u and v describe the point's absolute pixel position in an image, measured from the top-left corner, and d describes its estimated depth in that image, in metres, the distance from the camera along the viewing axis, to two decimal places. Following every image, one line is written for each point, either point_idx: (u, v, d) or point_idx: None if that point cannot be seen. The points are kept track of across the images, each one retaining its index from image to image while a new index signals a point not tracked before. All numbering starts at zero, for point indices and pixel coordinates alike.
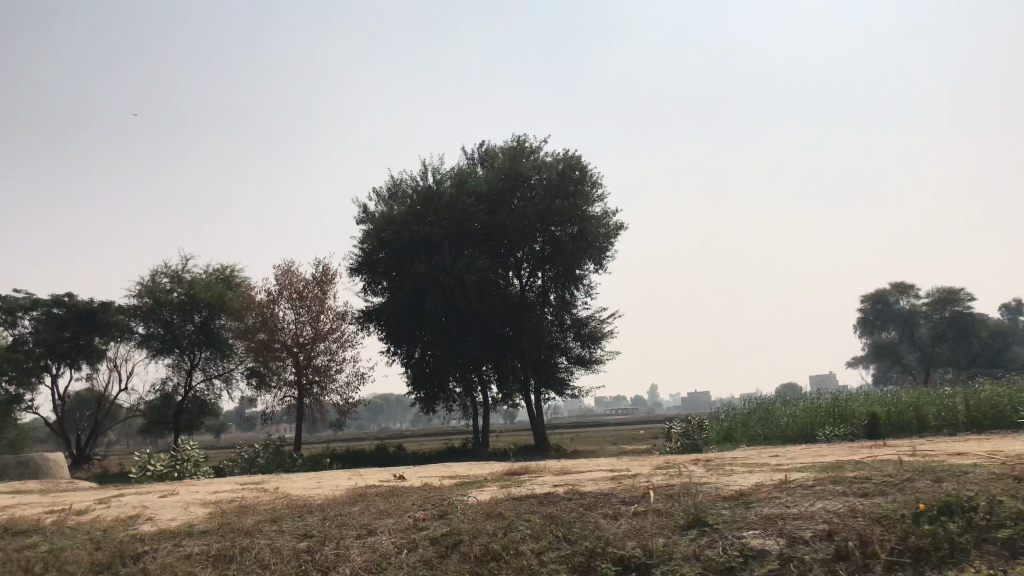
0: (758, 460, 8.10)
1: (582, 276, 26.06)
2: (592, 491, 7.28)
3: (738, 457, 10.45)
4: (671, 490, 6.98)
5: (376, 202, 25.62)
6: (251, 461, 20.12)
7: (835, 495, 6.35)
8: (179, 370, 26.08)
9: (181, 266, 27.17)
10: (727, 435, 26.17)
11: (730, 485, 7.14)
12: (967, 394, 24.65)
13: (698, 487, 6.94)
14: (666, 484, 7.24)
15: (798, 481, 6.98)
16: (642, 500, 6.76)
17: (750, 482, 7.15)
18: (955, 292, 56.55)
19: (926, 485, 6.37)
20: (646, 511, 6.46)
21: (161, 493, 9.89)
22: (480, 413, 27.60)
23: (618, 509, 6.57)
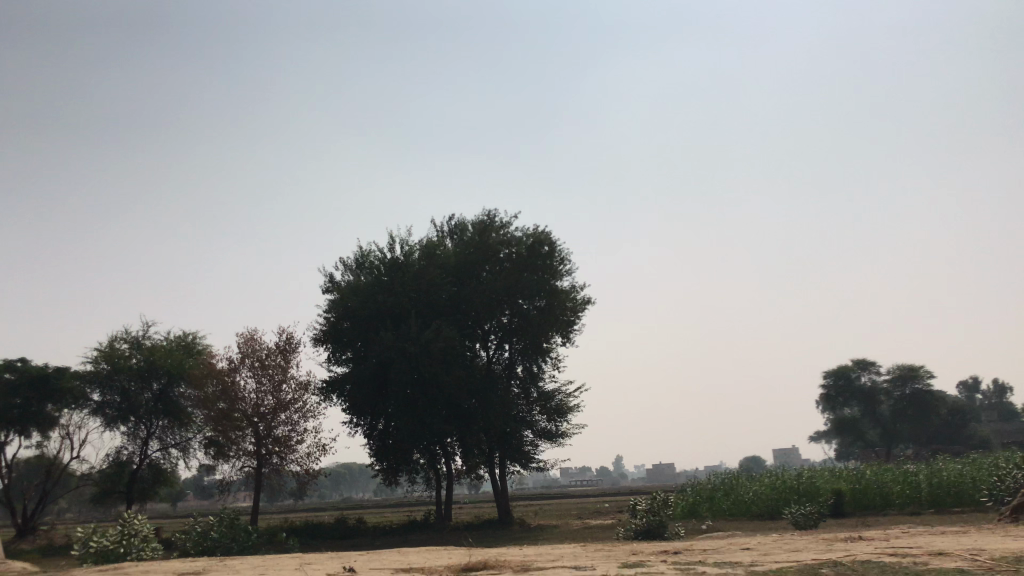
0: (723, 544, 7.93)
1: (549, 350, 26.04)
2: (554, 568, 7.05)
3: (703, 541, 10.25)
4: (634, 565, 6.79)
5: (342, 272, 25.44)
6: (204, 535, 19.38)
7: (796, 563, 6.23)
8: (135, 438, 25.34)
9: (142, 332, 26.67)
10: (692, 510, 25.87)
11: (692, 561, 6.96)
12: (930, 471, 24.72)
13: (660, 564, 6.76)
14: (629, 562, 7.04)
15: (762, 557, 6.83)
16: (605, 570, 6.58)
17: (713, 559, 6.98)
18: (916, 370, 57.96)
19: (890, 560, 6.27)
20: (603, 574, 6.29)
21: None
22: (442, 486, 27.09)
23: None
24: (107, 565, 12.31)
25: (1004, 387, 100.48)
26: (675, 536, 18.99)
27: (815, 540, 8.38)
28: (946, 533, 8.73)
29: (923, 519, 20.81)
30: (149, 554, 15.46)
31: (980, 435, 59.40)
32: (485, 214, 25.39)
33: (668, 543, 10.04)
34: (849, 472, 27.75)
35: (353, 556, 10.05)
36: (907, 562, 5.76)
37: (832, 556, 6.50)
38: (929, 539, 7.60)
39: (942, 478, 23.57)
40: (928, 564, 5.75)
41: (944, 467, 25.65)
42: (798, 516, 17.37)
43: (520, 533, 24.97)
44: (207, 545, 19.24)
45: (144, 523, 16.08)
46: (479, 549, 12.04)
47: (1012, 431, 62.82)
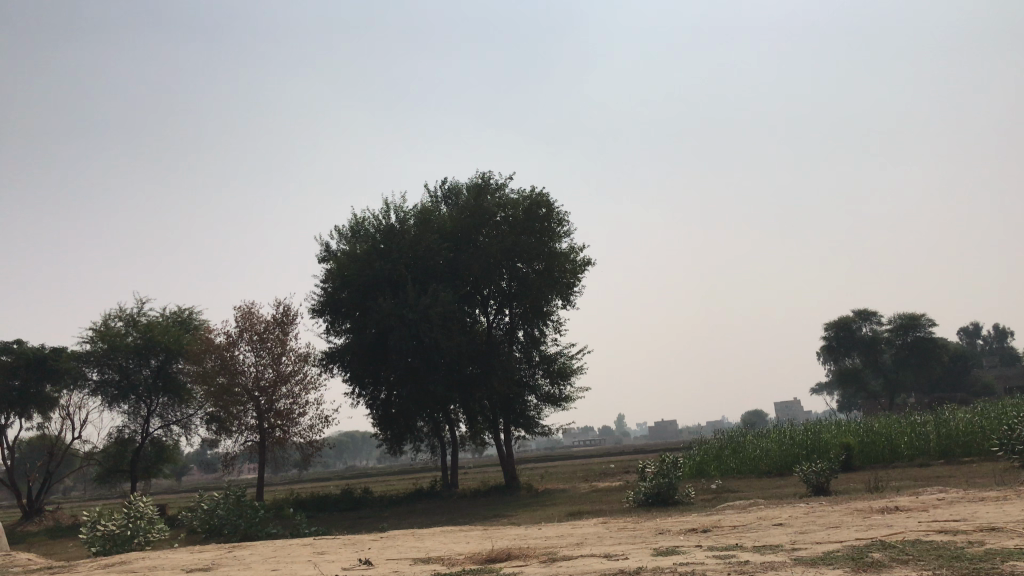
0: (755, 522, 7.51)
1: (550, 313, 25.67)
2: (581, 558, 6.63)
3: (726, 511, 9.87)
4: (667, 552, 6.37)
5: (338, 240, 24.88)
6: (211, 513, 19.08)
7: (844, 546, 5.81)
8: (135, 416, 25.00)
9: (137, 309, 26.19)
10: (700, 469, 25.67)
11: (729, 544, 6.53)
12: (939, 421, 24.49)
13: (696, 550, 6.33)
14: (660, 548, 6.61)
15: (803, 538, 6.41)
16: (637, 561, 6.15)
17: (749, 541, 6.56)
18: (918, 318, 57.68)
19: (942, 537, 5.86)
20: (640, 568, 5.86)
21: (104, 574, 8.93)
22: (448, 452, 26.86)
23: (612, 567, 5.95)
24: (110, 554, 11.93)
25: (1005, 332, 100.44)
26: (686, 498, 18.73)
27: (847, 511, 7.96)
28: (980, 494, 8.35)
29: (934, 470, 20.59)
30: (154, 537, 15.11)
31: (982, 380, 59.38)
32: (479, 176, 24.82)
33: (688, 517, 9.62)
34: (856, 425, 27.49)
35: (364, 541, 9.63)
36: (968, 547, 5.34)
37: (880, 536, 6.05)
38: (970, 507, 7.18)
39: (952, 428, 23.33)
40: (989, 547, 5.34)
41: (953, 415, 25.45)
42: (810, 474, 17.09)
43: (529, 498, 24.74)
44: (214, 523, 18.94)
45: (147, 505, 15.72)
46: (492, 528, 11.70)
47: (1013, 375, 62.86)
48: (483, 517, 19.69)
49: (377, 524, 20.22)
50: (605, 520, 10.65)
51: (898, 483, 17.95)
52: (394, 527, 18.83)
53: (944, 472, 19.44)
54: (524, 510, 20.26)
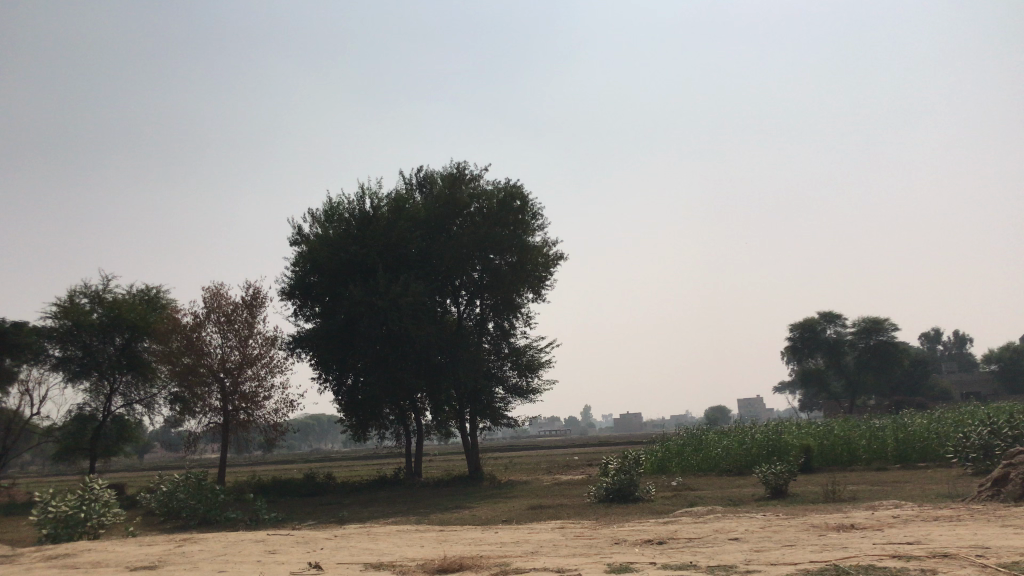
0: (711, 537, 7.63)
1: (520, 305, 25.75)
2: (536, 571, 6.68)
3: (682, 519, 10.00)
4: (621, 569, 6.44)
5: (311, 223, 24.58)
6: (170, 496, 18.93)
7: (797, 570, 5.92)
8: (97, 394, 24.68)
9: (101, 286, 25.82)
10: (661, 465, 25.94)
11: (683, 561, 6.63)
12: (898, 425, 24.92)
13: (651, 568, 6.41)
14: (615, 565, 6.68)
15: (757, 556, 6.52)
16: None
17: (703, 558, 6.66)
18: (881, 322, 58.57)
19: (893, 564, 5.99)
20: None
21: (50, 568, 8.77)
22: (412, 440, 26.86)
23: None
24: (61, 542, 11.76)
25: (965, 339, 102.31)
26: (646, 494, 18.93)
27: (802, 525, 8.12)
28: (929, 510, 8.54)
29: (890, 474, 20.99)
30: (110, 520, 14.93)
31: (941, 384, 60.51)
32: (454, 166, 24.76)
33: (644, 526, 9.71)
34: (816, 426, 27.91)
35: (319, 540, 9.59)
36: None
37: (834, 560, 6.17)
38: (922, 526, 7.32)
39: (909, 433, 23.76)
40: None
41: (910, 421, 25.93)
42: (768, 476, 17.34)
43: (491, 490, 24.84)
44: (173, 506, 18.78)
45: (104, 488, 15.49)
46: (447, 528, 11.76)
47: (971, 380, 64.11)
48: (444, 508, 19.74)
49: (338, 512, 20.21)
50: (563, 525, 10.72)
51: (854, 486, 18.28)
52: (355, 515, 18.81)
53: (898, 476, 19.82)
54: (485, 503, 20.33)
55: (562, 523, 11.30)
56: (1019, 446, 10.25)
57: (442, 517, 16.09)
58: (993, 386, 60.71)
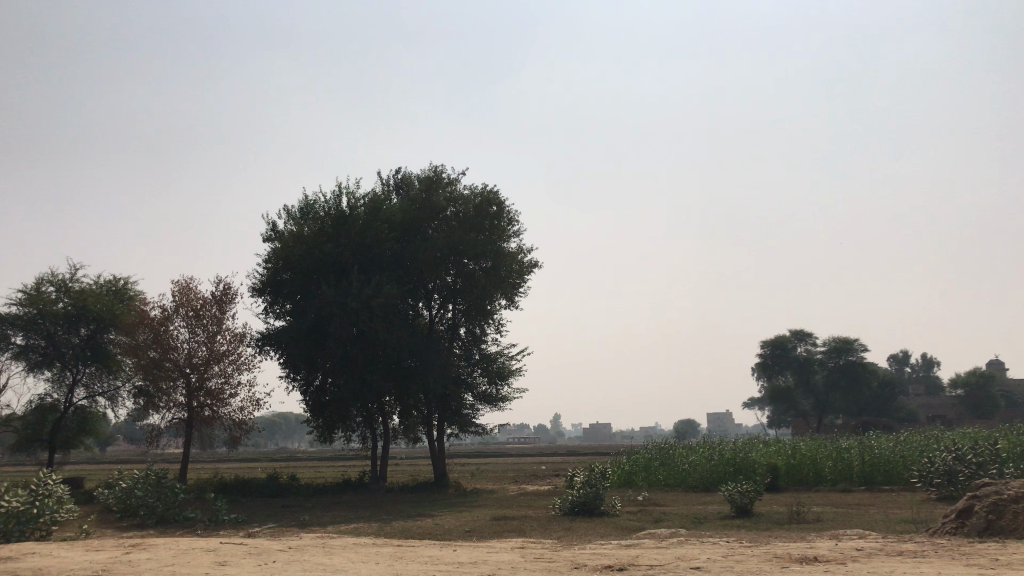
0: (672, 565, 7.50)
1: (493, 312, 25.60)
2: None
3: (645, 542, 9.88)
4: None
5: (286, 220, 24.22)
6: (127, 493, 18.52)
7: None
8: (60, 385, 24.18)
9: (69, 275, 25.34)
10: (628, 478, 25.87)
11: None
12: (864, 447, 25.01)
13: None
14: None
15: None
16: None
17: None
18: (851, 342, 59.04)
19: None
20: None
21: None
22: (378, 444, 26.59)
23: None
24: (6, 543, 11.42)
25: (932, 362, 103.55)
26: (611, 508, 18.79)
27: (765, 554, 8.01)
28: (893, 543, 8.45)
29: (854, 496, 21.02)
30: (62, 517, 14.49)
31: (907, 406, 61.08)
32: (432, 169, 24.58)
33: (606, 550, 9.57)
34: (784, 445, 27.99)
35: (272, 551, 9.36)
36: None
37: None
38: (885, 562, 7.23)
39: (875, 455, 23.84)
40: None
41: (877, 443, 26.05)
42: (734, 494, 17.29)
43: (455, 498, 24.62)
44: (130, 504, 18.34)
45: (57, 486, 15.01)
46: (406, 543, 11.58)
47: (937, 404, 64.77)
48: (407, 515, 19.49)
49: (299, 515, 19.89)
50: (524, 545, 10.56)
51: (818, 508, 18.27)
52: (316, 520, 18.48)
53: (863, 499, 19.86)
54: (449, 511, 20.10)
55: (523, 542, 11.15)
56: (984, 479, 10.24)
57: (404, 525, 15.86)
58: (959, 411, 61.35)
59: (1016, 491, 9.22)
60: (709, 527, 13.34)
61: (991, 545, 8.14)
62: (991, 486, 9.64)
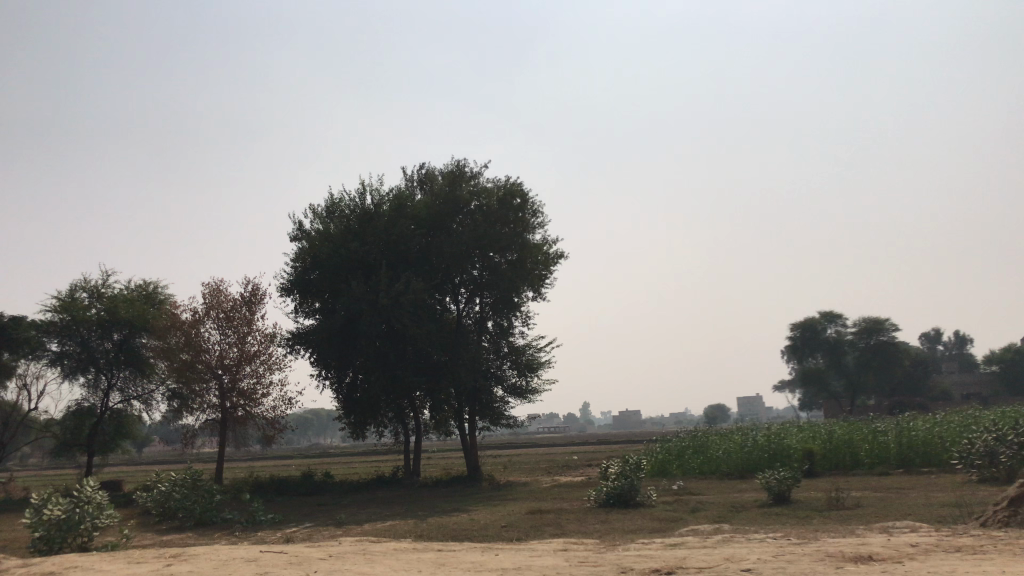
0: (721, 567, 7.38)
1: (521, 304, 25.50)
2: None
3: (688, 541, 9.76)
4: None
5: (312, 219, 24.23)
6: (166, 496, 18.65)
7: None
8: (95, 389, 24.38)
9: (101, 281, 25.59)
10: (661, 467, 25.73)
11: None
12: (900, 429, 24.68)
13: None
14: None
15: None
16: None
17: None
18: (881, 323, 58.21)
19: None
20: None
21: None
22: (411, 439, 26.63)
23: None
24: (50, 556, 11.51)
25: (966, 339, 102.18)
26: (647, 498, 18.67)
27: (816, 552, 7.87)
28: (946, 536, 8.26)
29: (892, 480, 20.75)
30: (103, 522, 14.62)
31: (941, 385, 60.34)
32: (455, 163, 24.47)
33: (650, 551, 9.47)
34: (818, 429, 27.72)
35: (314, 561, 9.36)
36: None
37: None
38: (942, 559, 7.04)
39: (912, 437, 23.50)
40: None
41: (914, 424, 25.72)
42: (771, 482, 17.12)
43: (490, 491, 24.62)
44: (169, 506, 18.48)
45: (97, 491, 15.15)
46: (445, 546, 11.59)
47: (971, 381, 63.95)
48: (442, 511, 19.48)
49: (336, 514, 19.95)
50: (565, 547, 10.50)
51: (857, 493, 18.05)
52: (352, 518, 18.52)
53: (903, 483, 19.59)
54: (484, 505, 20.07)
55: (564, 543, 11.09)
56: None
57: (439, 521, 15.87)
58: (994, 388, 60.54)
59: None
60: (749, 516, 13.22)
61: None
62: None
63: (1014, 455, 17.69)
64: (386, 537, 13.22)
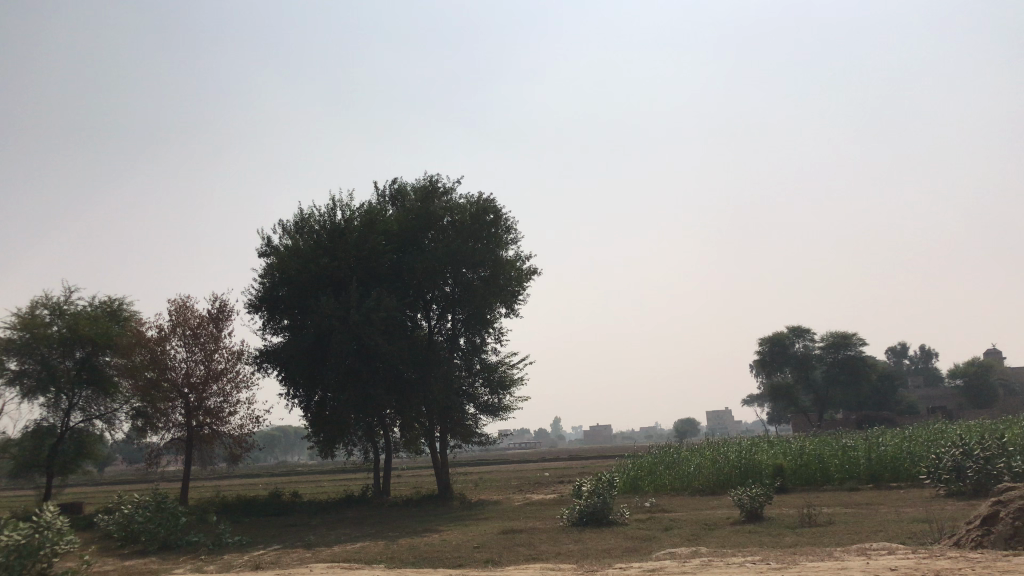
0: None
1: (493, 320, 25.36)
2: None
3: (668, 566, 9.60)
4: None
5: (281, 235, 23.91)
6: (129, 519, 18.16)
7: None
8: (56, 409, 23.76)
9: (62, 298, 25.02)
10: (633, 484, 25.61)
11: None
12: (870, 444, 24.81)
13: None
14: None
15: None
16: None
17: None
18: (849, 336, 59.15)
19: None
20: None
21: None
22: (381, 458, 26.29)
23: None
24: None
25: (930, 353, 103.64)
26: (620, 516, 18.54)
27: None
28: (926, 559, 8.20)
29: (863, 495, 20.81)
30: (62, 548, 14.18)
31: (907, 399, 61.00)
32: (427, 179, 24.33)
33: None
34: (788, 444, 27.81)
35: None
36: None
37: None
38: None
39: (882, 452, 23.62)
40: None
41: (882, 439, 25.88)
42: (744, 499, 17.06)
43: (461, 510, 24.36)
44: (132, 530, 17.99)
45: (56, 516, 14.69)
46: (418, 571, 11.35)
47: (936, 394, 64.74)
48: (413, 532, 19.19)
49: (305, 535, 19.57)
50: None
51: (829, 509, 18.05)
52: (321, 539, 18.17)
53: (874, 498, 19.65)
54: (456, 525, 19.81)
55: (540, 569, 10.92)
56: (1006, 483, 10.10)
57: (410, 543, 15.59)
58: (958, 401, 61.30)
59: None
60: (723, 534, 13.14)
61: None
62: (1017, 491, 9.47)
63: (981, 469, 17.82)
64: (356, 561, 12.95)
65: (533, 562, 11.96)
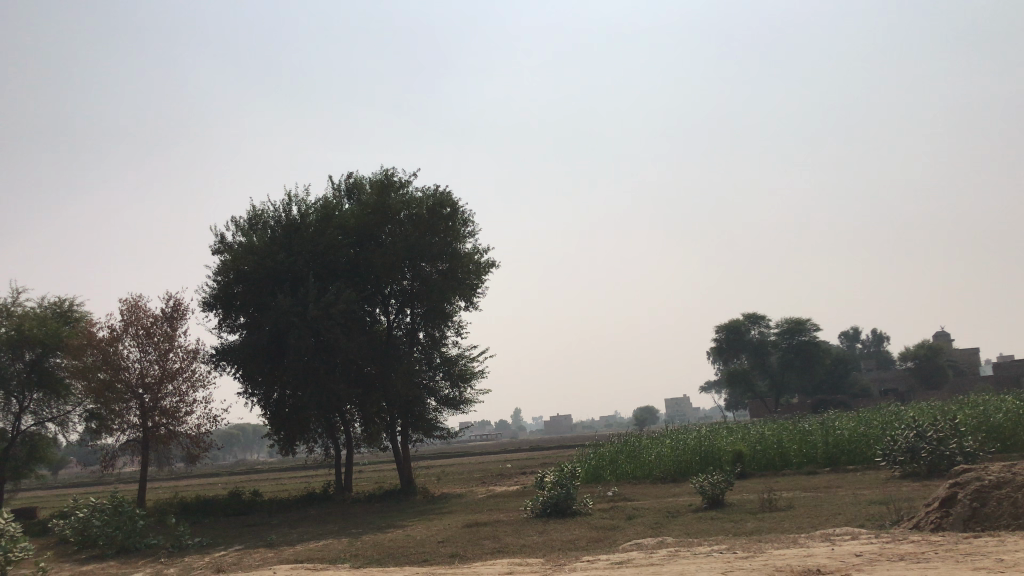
0: None
1: (453, 314, 25.27)
2: None
3: (636, 559, 9.61)
4: None
5: (235, 232, 23.55)
6: (85, 523, 17.76)
7: None
8: (6, 414, 23.14)
9: (9, 299, 24.37)
10: (595, 473, 25.72)
11: None
12: (826, 428, 25.21)
13: None
14: None
15: None
16: None
17: None
18: (803, 322, 60.16)
19: None
20: None
21: None
22: (341, 454, 26.06)
23: None
24: None
25: (881, 336, 105.82)
26: (584, 507, 18.59)
27: (765, 567, 7.80)
28: (888, 544, 8.31)
29: (821, 479, 21.15)
30: (17, 556, 13.80)
31: (861, 382, 62.16)
32: (382, 172, 24.11)
33: (596, 570, 9.32)
34: (746, 431, 28.15)
35: None
36: None
37: None
38: (891, 570, 7.07)
39: (838, 436, 24.01)
40: None
41: (837, 423, 26.32)
42: (705, 486, 17.21)
43: (424, 504, 24.27)
44: (89, 534, 17.59)
45: (10, 524, 14.30)
46: (384, 570, 11.25)
47: (889, 377, 66.12)
48: (377, 527, 19.06)
49: (267, 534, 19.32)
50: (510, 570, 10.28)
51: (789, 493, 18.32)
52: (284, 538, 17.97)
53: (831, 482, 19.98)
54: (421, 520, 19.71)
55: (509, 564, 10.87)
56: (962, 465, 10.33)
57: (375, 539, 15.46)
58: (910, 383, 62.63)
59: (998, 476, 9.31)
60: (686, 521, 13.24)
61: (988, 539, 8.07)
62: (974, 472, 9.68)
63: (934, 450, 18.19)
64: (320, 560, 12.78)
65: (500, 555, 11.92)
